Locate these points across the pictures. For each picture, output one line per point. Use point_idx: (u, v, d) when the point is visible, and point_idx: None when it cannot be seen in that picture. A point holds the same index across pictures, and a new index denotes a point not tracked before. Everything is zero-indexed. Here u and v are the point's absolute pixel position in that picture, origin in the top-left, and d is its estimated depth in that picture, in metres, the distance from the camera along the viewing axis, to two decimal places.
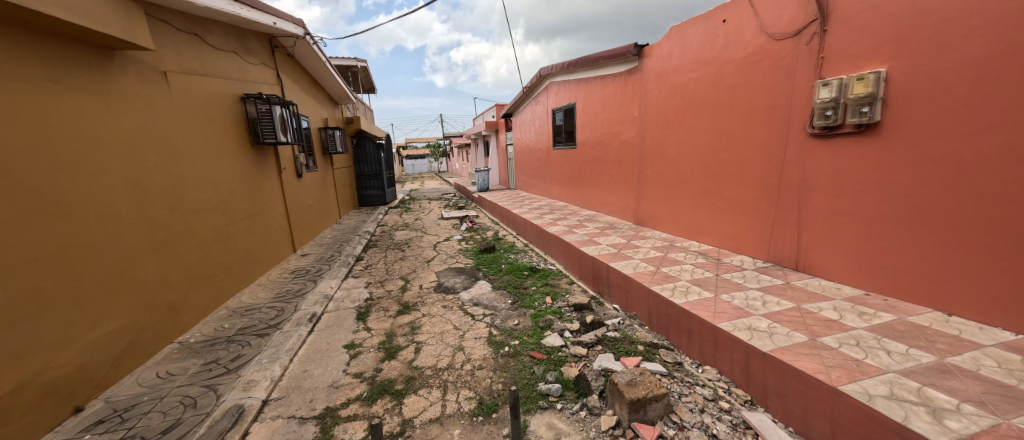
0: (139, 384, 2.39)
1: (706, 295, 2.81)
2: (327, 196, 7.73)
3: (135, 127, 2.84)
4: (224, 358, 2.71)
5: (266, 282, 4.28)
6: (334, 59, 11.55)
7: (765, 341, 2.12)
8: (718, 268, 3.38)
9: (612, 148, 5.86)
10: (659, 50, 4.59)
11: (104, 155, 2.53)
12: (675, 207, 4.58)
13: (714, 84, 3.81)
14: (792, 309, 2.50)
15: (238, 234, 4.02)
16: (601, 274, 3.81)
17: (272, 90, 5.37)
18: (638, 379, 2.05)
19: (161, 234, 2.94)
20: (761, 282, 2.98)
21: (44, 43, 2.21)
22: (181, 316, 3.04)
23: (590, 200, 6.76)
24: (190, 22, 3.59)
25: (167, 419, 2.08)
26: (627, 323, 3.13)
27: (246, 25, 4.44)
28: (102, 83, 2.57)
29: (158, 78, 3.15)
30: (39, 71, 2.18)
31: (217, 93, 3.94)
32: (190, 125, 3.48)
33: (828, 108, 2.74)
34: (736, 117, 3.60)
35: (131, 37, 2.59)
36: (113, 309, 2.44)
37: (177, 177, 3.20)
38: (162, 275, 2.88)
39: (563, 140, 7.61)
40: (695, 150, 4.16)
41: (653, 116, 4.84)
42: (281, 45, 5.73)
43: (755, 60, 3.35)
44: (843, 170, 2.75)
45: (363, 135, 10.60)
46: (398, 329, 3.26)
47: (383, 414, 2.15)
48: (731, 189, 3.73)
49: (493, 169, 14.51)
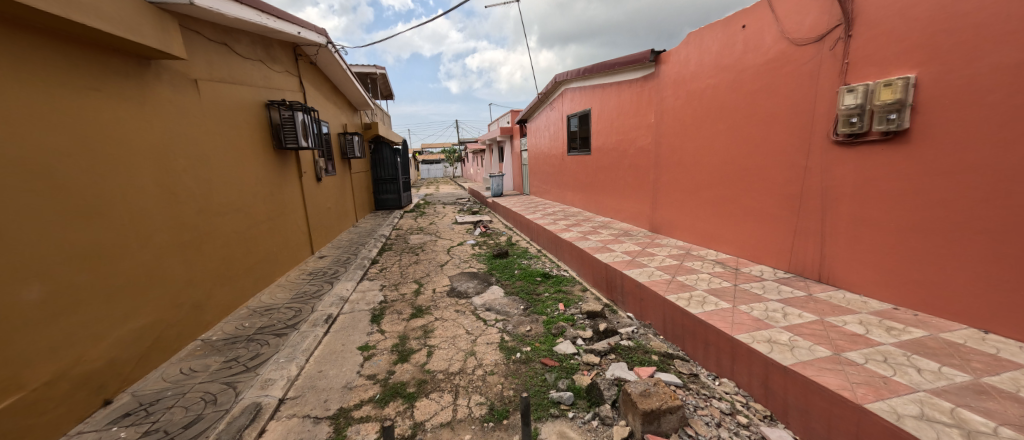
0: (163, 379, 2.48)
1: (723, 305, 2.74)
2: (345, 200, 7.89)
3: (168, 133, 2.98)
4: (244, 356, 2.80)
5: (285, 283, 4.38)
6: (354, 67, 11.98)
7: (785, 354, 2.05)
8: (737, 278, 3.30)
9: (627, 155, 5.84)
10: (676, 55, 4.56)
11: (135, 158, 2.65)
12: (691, 215, 4.52)
13: (733, 91, 3.76)
14: (814, 322, 2.41)
15: (259, 236, 4.13)
16: (615, 281, 3.76)
17: (294, 96, 5.56)
18: (652, 390, 2.02)
19: (187, 235, 3.05)
20: (782, 294, 2.88)
21: (88, 53, 2.36)
22: (204, 314, 3.14)
23: (604, 207, 6.73)
24: (219, 32, 3.76)
25: (189, 414, 2.15)
26: (640, 332, 3.08)
27: (273, 34, 4.63)
28: (137, 90, 2.72)
29: (189, 86, 3.29)
30: (83, 80, 2.32)
31: (242, 99, 4.09)
32: (217, 129, 3.63)
33: (853, 115, 2.66)
34: (756, 124, 3.53)
35: (166, 47, 2.74)
36: (141, 306, 2.55)
37: (203, 180, 3.33)
38: (186, 273, 2.98)
39: (577, 147, 7.67)
40: (712, 158, 4.10)
41: (669, 122, 4.79)
42: (304, 53, 5.93)
43: (775, 66, 3.29)
44: (868, 179, 2.65)
45: (380, 140, 10.86)
46: (411, 332, 3.29)
47: (395, 416, 2.17)
48: (751, 197, 3.64)
49: (506, 174, 14.66)
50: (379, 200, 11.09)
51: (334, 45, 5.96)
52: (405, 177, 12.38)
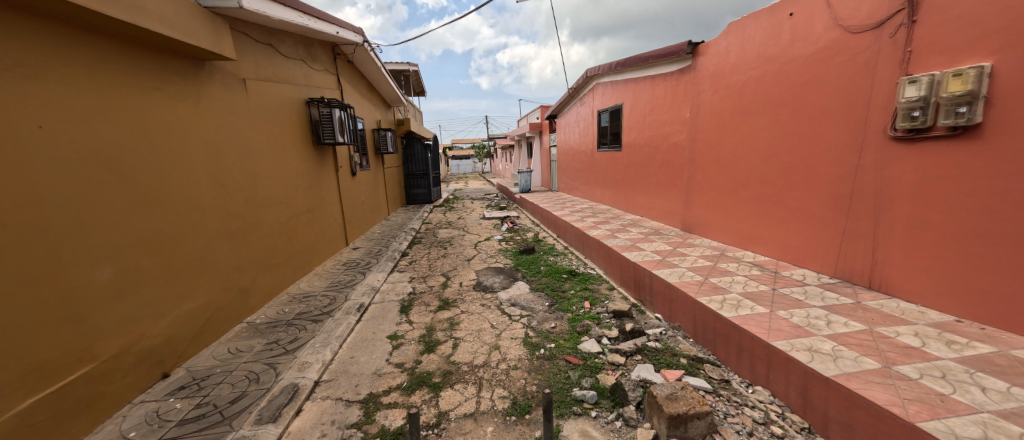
0: (214, 357, 2.70)
1: (760, 310, 2.60)
2: (378, 193, 8.16)
3: (219, 129, 3.21)
4: (284, 339, 2.98)
5: (321, 272, 4.61)
6: (388, 65, 12.32)
7: (828, 364, 1.92)
8: (776, 282, 3.12)
9: (660, 151, 5.65)
10: (715, 47, 4.35)
11: (192, 152, 2.87)
12: (728, 215, 4.31)
13: (777, 83, 3.54)
14: (862, 332, 2.24)
15: (299, 226, 4.37)
16: (643, 281, 3.67)
17: (332, 93, 5.80)
18: (679, 394, 1.96)
19: (235, 224, 3.27)
20: (826, 301, 2.70)
21: (152, 56, 2.58)
22: (249, 298, 3.37)
23: (634, 204, 6.57)
24: (265, 34, 3.98)
25: (235, 390, 2.33)
26: (669, 334, 2.99)
27: (313, 34, 4.85)
28: (193, 89, 2.94)
29: (238, 85, 3.52)
30: (147, 81, 2.54)
31: (285, 97, 4.33)
32: (263, 126, 3.86)
33: (915, 108, 2.43)
34: (802, 119, 3.31)
35: (218, 48, 2.94)
36: (195, 289, 2.77)
37: (250, 174, 3.56)
38: (234, 260, 3.21)
39: (608, 142, 7.50)
40: (752, 155, 3.89)
41: (706, 117, 4.59)
42: (342, 52, 6.16)
43: (826, 56, 3.06)
44: (930, 178, 2.42)
45: (412, 135, 11.13)
46: (438, 324, 3.38)
47: (421, 404, 2.24)
48: (794, 197, 3.43)
49: (535, 170, 14.60)
50: (410, 195, 11.39)
51: (370, 44, 6.16)
52: (435, 172, 12.63)
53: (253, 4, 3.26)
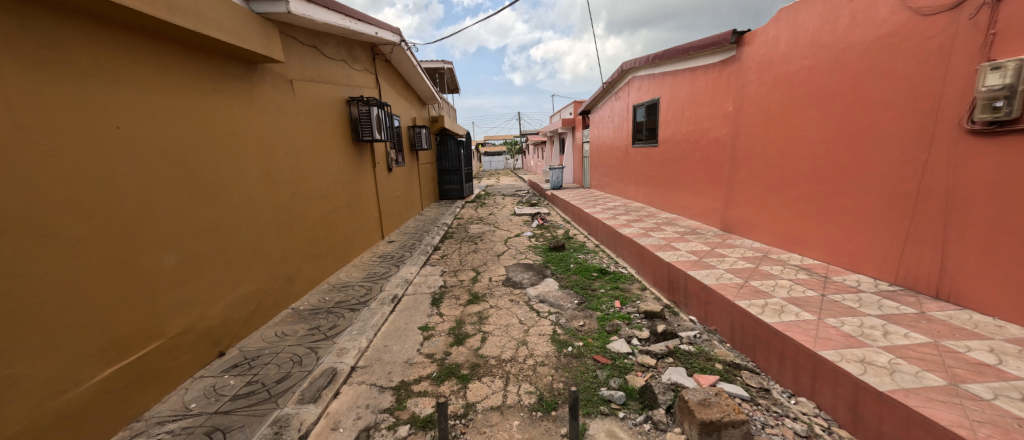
0: (262, 339, 2.92)
1: (806, 317, 2.44)
2: (412, 189, 8.41)
3: (269, 128, 3.44)
4: (324, 326, 3.16)
5: (359, 264, 4.84)
6: (424, 63, 12.63)
7: (883, 378, 1.77)
8: (825, 287, 2.90)
9: (699, 147, 5.40)
10: (763, 35, 4.08)
11: (245, 150, 3.10)
12: (772, 214, 4.06)
13: (832, 73, 3.27)
14: (925, 345, 2.04)
15: (339, 220, 4.60)
16: (678, 282, 3.54)
17: (371, 92, 6.04)
18: (712, 400, 1.89)
19: (282, 217, 3.50)
20: (883, 309, 2.47)
21: (213, 60, 2.81)
22: (294, 286, 3.60)
23: (670, 202, 6.33)
24: (311, 37, 4.20)
25: (280, 371, 2.51)
26: (704, 337, 2.87)
27: (354, 36, 5.07)
28: (247, 91, 3.17)
29: (286, 86, 3.75)
30: (208, 83, 2.77)
31: (328, 97, 4.56)
32: (308, 124, 4.09)
33: (998, 98, 2.15)
34: (861, 111, 3.04)
35: (269, 52, 3.15)
36: (247, 276, 3.01)
37: (296, 169, 3.79)
38: (281, 250, 3.44)
39: (643, 138, 7.27)
40: (802, 151, 3.63)
41: (750, 110, 4.33)
42: (380, 52, 6.38)
43: (891, 42, 2.79)
44: (1015, 176, 2.15)
45: (446, 132, 11.35)
46: (467, 317, 3.45)
47: (449, 394, 2.31)
48: (850, 196, 3.16)
49: (567, 167, 14.45)
50: (443, 190, 11.65)
51: (407, 44, 6.34)
52: (468, 168, 12.82)
53: (300, 8, 3.46)
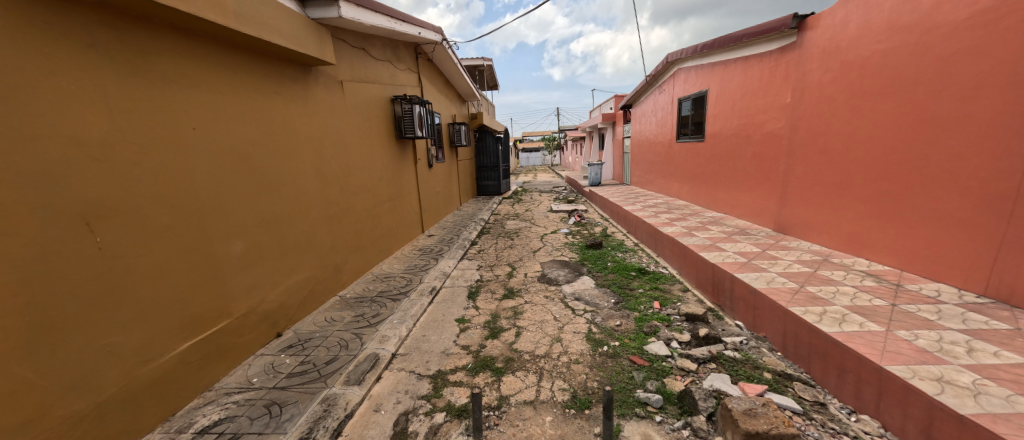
0: (314, 323, 3.15)
1: (871, 327, 2.21)
2: (451, 185, 8.62)
3: (321, 127, 3.68)
4: (368, 314, 3.35)
5: (400, 256, 5.06)
6: (465, 61, 12.84)
7: (965, 400, 1.57)
8: (897, 296, 2.61)
9: (751, 142, 5.05)
10: (829, 17, 3.72)
11: (300, 147, 3.34)
12: (835, 215, 3.71)
13: (912, 57, 2.92)
14: (1021, 366, 1.78)
15: (382, 214, 4.83)
16: (723, 284, 3.35)
17: (414, 91, 6.25)
18: (758, 410, 1.78)
19: (331, 210, 3.74)
20: (969, 324, 2.19)
21: (274, 64, 3.05)
22: (342, 275, 3.84)
23: (717, 201, 5.98)
24: (359, 40, 4.43)
25: (329, 353, 2.69)
26: (751, 344, 2.70)
27: (399, 37, 5.26)
28: (303, 92, 3.41)
29: (337, 87, 3.98)
30: (270, 86, 3.02)
31: (374, 96, 4.78)
32: (355, 123, 4.33)
33: None
34: (947, 99, 2.69)
35: (322, 55, 3.36)
36: (301, 264, 3.25)
37: (344, 166, 4.03)
38: (331, 241, 3.68)
39: (689, 132, 6.92)
40: (872, 145, 3.28)
41: (812, 101, 3.97)
42: (423, 52, 6.58)
43: (988, 19, 2.43)
44: None
45: (485, 129, 11.49)
46: (502, 312, 3.50)
47: (483, 386, 2.36)
48: (930, 195, 2.82)
49: (606, 163, 14.09)
50: (481, 186, 11.82)
51: (448, 42, 6.48)
52: (505, 164, 12.90)
53: (350, 13, 3.65)
